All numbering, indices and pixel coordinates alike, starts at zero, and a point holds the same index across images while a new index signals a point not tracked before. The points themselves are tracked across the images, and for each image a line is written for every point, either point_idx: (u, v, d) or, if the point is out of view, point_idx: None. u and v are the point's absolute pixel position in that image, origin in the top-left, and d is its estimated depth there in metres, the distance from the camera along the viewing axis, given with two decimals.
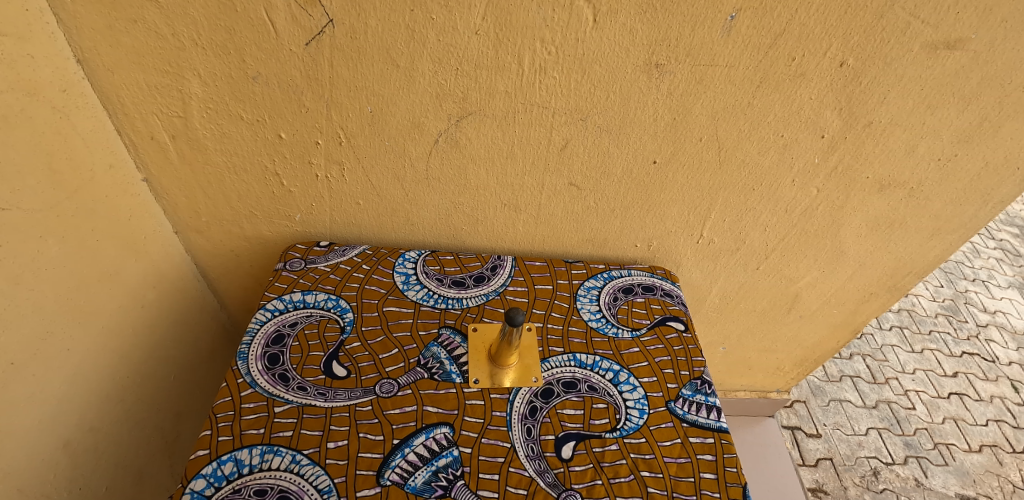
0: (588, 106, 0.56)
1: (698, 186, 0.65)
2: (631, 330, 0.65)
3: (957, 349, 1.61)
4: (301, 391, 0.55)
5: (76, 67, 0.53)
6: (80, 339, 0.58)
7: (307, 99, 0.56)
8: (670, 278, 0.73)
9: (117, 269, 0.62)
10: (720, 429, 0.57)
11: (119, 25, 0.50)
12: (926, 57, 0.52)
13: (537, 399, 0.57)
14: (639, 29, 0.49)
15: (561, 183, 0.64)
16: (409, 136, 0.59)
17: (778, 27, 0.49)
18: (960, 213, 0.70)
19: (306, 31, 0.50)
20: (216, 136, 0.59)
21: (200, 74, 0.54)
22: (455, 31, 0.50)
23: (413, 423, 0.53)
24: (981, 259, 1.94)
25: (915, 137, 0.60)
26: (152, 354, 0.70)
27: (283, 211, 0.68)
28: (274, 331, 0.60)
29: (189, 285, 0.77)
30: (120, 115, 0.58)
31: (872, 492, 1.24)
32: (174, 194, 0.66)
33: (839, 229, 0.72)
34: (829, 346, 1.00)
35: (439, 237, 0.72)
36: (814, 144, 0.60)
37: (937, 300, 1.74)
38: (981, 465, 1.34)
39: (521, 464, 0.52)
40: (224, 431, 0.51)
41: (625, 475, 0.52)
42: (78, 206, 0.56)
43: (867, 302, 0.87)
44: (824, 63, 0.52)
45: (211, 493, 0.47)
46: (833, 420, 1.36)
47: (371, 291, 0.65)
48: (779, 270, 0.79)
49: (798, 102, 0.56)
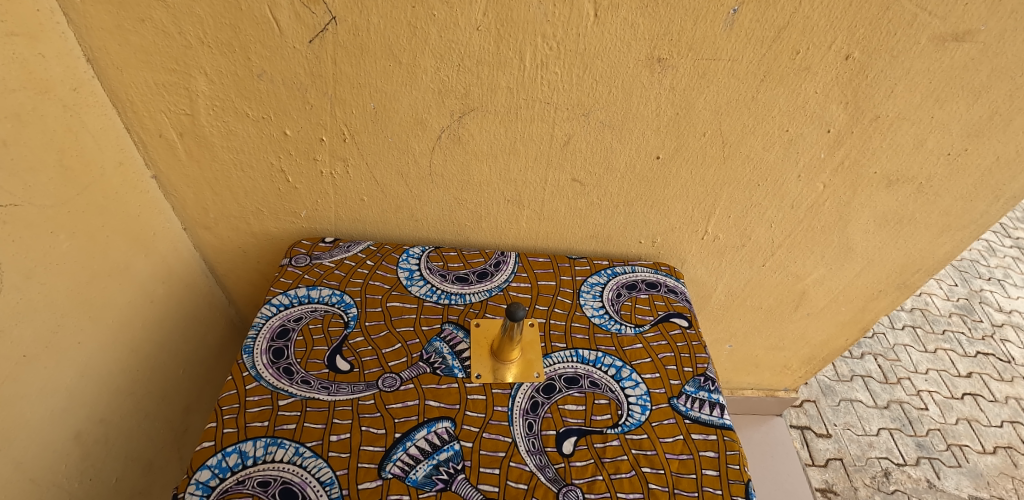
0: (590, 102, 0.56)
1: (702, 181, 0.65)
2: (635, 326, 0.65)
3: (971, 349, 1.58)
4: (305, 385, 0.55)
5: (86, 66, 0.54)
6: (92, 333, 0.59)
7: (311, 96, 0.56)
8: (674, 275, 0.73)
9: (127, 264, 0.63)
10: (723, 426, 0.56)
11: (128, 24, 0.51)
12: (935, 49, 0.51)
13: (539, 395, 0.57)
14: (640, 23, 0.49)
15: (563, 178, 0.64)
16: (412, 132, 0.59)
17: (781, 21, 0.49)
18: (971, 209, 0.69)
19: (310, 29, 0.50)
20: (223, 133, 0.60)
21: (207, 72, 0.54)
22: (457, 27, 0.50)
23: (414, 417, 0.54)
24: (996, 257, 1.91)
25: (924, 131, 0.59)
26: (162, 348, 0.72)
27: (289, 207, 0.69)
28: (279, 326, 0.61)
29: (198, 281, 0.78)
30: (130, 113, 0.58)
31: (883, 494, 1.22)
32: (183, 191, 0.67)
33: (847, 226, 0.71)
34: (839, 344, 0.99)
35: (443, 233, 0.73)
36: (820, 138, 0.60)
37: (951, 299, 1.71)
38: (995, 466, 1.32)
39: (522, 458, 0.52)
40: (229, 424, 0.52)
41: (626, 471, 0.52)
42: (89, 202, 0.56)
43: (876, 300, 0.86)
44: (829, 56, 0.52)
45: (215, 483, 0.48)
46: (842, 420, 1.34)
47: (376, 286, 0.66)
48: (785, 266, 0.79)
49: (804, 95, 0.55)
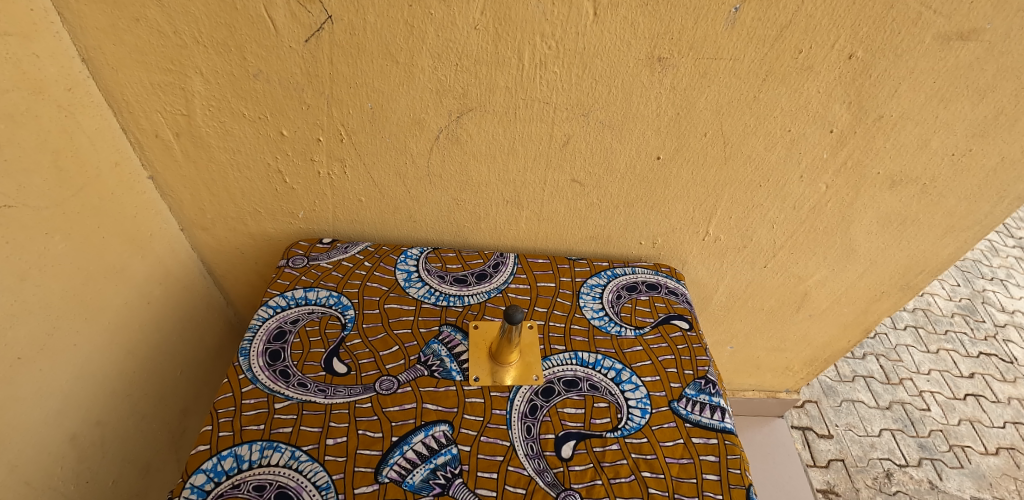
0: (590, 102, 0.55)
1: (703, 182, 0.64)
2: (635, 328, 0.64)
3: (973, 349, 1.57)
4: (301, 387, 0.55)
5: (81, 66, 0.53)
6: (87, 335, 0.59)
7: (308, 96, 0.55)
8: (675, 276, 0.73)
9: (123, 265, 0.62)
10: (724, 429, 0.56)
11: (122, 24, 0.50)
12: (939, 48, 0.51)
13: (537, 398, 0.56)
14: (640, 22, 0.49)
15: (563, 179, 0.64)
16: (410, 132, 0.59)
17: (784, 20, 0.48)
18: (976, 210, 0.68)
19: (306, 28, 0.50)
20: (219, 133, 0.60)
21: (202, 72, 0.54)
22: (454, 26, 0.49)
23: (412, 421, 0.53)
24: (998, 257, 1.90)
25: (928, 131, 0.58)
26: (159, 350, 0.71)
27: (286, 208, 0.69)
28: (276, 327, 0.60)
29: (196, 282, 0.78)
30: (125, 113, 0.58)
31: (885, 495, 1.22)
32: (179, 191, 0.67)
33: (850, 227, 0.71)
34: (841, 345, 0.98)
35: (442, 234, 0.72)
36: (822, 139, 0.59)
37: (953, 299, 1.71)
38: (997, 467, 1.31)
39: (520, 462, 0.51)
40: (225, 427, 0.51)
41: (625, 476, 0.51)
42: (85, 203, 0.56)
43: (878, 301, 0.85)
44: (832, 56, 0.51)
45: (211, 488, 0.47)
46: (844, 421, 1.34)
47: (373, 288, 0.65)
48: (787, 267, 0.78)
49: (806, 95, 0.54)
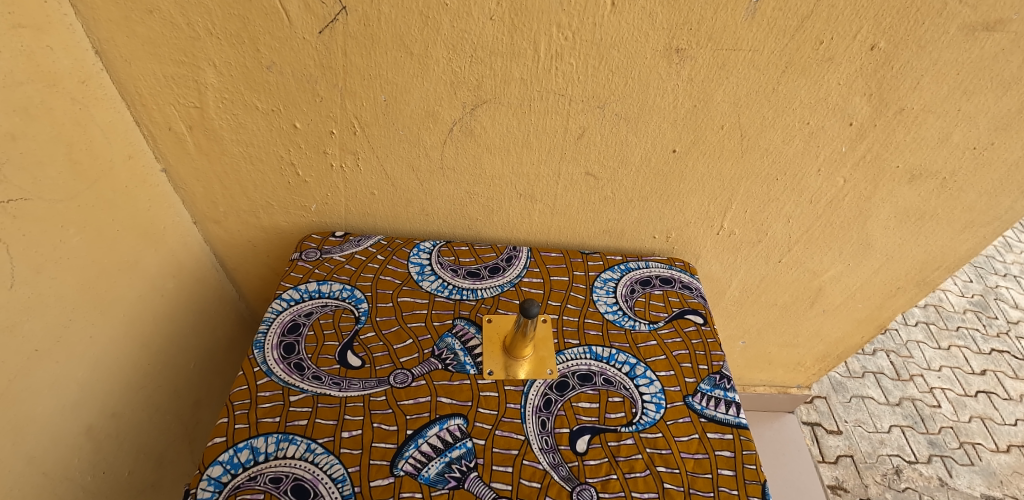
0: (606, 94, 0.55)
1: (719, 175, 0.63)
2: (649, 323, 0.64)
3: (985, 346, 1.56)
4: (316, 380, 0.55)
5: (94, 58, 0.53)
6: (102, 328, 0.59)
7: (321, 88, 0.55)
8: (690, 270, 0.72)
9: (136, 259, 0.63)
10: (739, 425, 0.56)
11: (135, 15, 0.50)
12: (964, 39, 0.50)
13: (552, 392, 0.56)
14: (658, 12, 0.48)
15: (577, 172, 0.63)
16: (423, 125, 0.58)
17: (805, 9, 0.48)
18: (996, 204, 0.67)
19: (319, 19, 0.50)
20: (232, 126, 0.59)
21: (215, 64, 0.53)
22: (469, 16, 0.49)
23: (426, 414, 0.53)
24: (1013, 253, 1.88)
25: (950, 124, 0.57)
26: (172, 343, 0.71)
27: (298, 201, 0.69)
28: (290, 320, 0.60)
29: (209, 275, 0.78)
30: (138, 106, 0.58)
31: (893, 491, 1.21)
32: (191, 184, 0.67)
33: (866, 221, 0.70)
34: (854, 342, 0.97)
35: (454, 227, 0.72)
36: (842, 131, 0.58)
37: (965, 296, 1.69)
38: (1008, 465, 1.30)
39: (535, 456, 0.51)
40: (241, 419, 0.52)
41: (640, 470, 0.51)
42: (99, 196, 0.56)
43: (893, 297, 0.85)
44: (854, 47, 0.50)
45: (227, 479, 0.47)
46: (853, 417, 1.33)
47: (386, 281, 0.65)
48: (802, 263, 0.77)
49: (826, 87, 0.54)
